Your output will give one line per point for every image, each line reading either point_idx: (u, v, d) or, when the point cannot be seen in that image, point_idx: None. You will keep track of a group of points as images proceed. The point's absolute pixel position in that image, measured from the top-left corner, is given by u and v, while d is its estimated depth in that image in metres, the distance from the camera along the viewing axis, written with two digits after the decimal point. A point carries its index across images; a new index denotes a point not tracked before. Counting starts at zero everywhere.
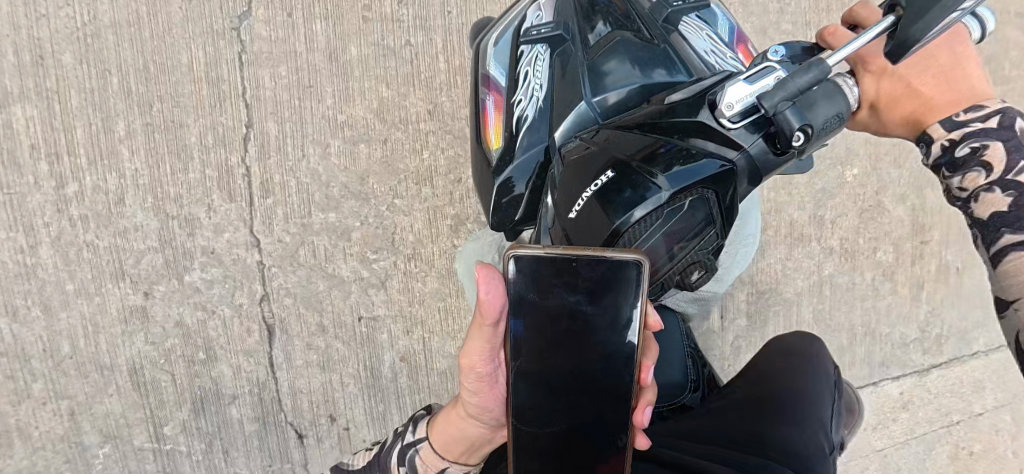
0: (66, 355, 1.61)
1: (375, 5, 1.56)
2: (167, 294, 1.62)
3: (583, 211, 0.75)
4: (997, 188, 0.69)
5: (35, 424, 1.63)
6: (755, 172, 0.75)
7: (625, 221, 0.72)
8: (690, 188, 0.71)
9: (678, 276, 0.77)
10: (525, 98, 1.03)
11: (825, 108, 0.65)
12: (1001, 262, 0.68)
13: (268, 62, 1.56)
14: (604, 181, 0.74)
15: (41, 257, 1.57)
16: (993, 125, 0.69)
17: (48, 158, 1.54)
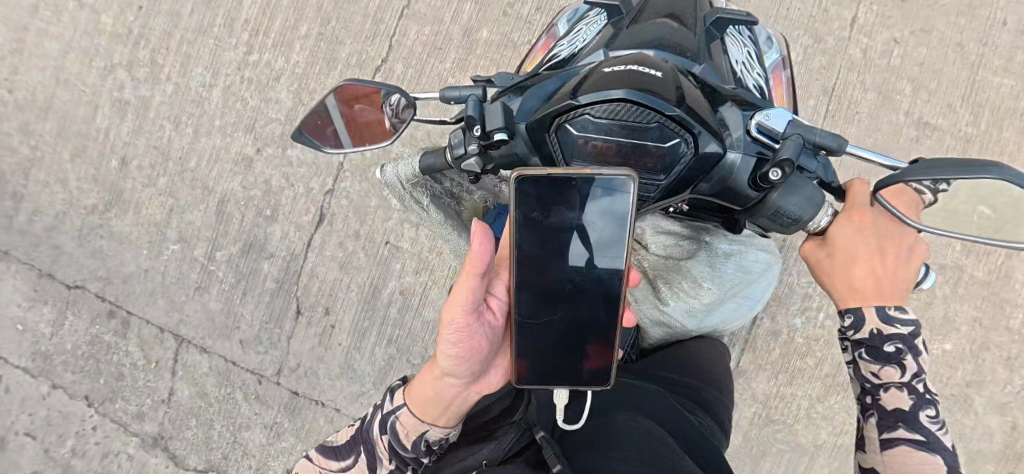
0: (189, 169, 2.02)
1: (516, 5, 1.87)
2: (270, 156, 1.98)
3: (619, 70, 0.82)
4: (903, 389, 0.90)
5: (147, 206, 2.05)
6: (720, 176, 0.90)
7: (631, 98, 0.79)
8: (681, 128, 0.80)
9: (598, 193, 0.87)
10: (564, 44, 1.21)
11: (797, 196, 0.87)
12: (890, 445, 0.90)
13: (419, 20, 1.92)
14: (648, 72, 0.83)
15: (211, 95, 2.01)
16: (906, 332, 0.89)
17: (251, 32, 1.99)
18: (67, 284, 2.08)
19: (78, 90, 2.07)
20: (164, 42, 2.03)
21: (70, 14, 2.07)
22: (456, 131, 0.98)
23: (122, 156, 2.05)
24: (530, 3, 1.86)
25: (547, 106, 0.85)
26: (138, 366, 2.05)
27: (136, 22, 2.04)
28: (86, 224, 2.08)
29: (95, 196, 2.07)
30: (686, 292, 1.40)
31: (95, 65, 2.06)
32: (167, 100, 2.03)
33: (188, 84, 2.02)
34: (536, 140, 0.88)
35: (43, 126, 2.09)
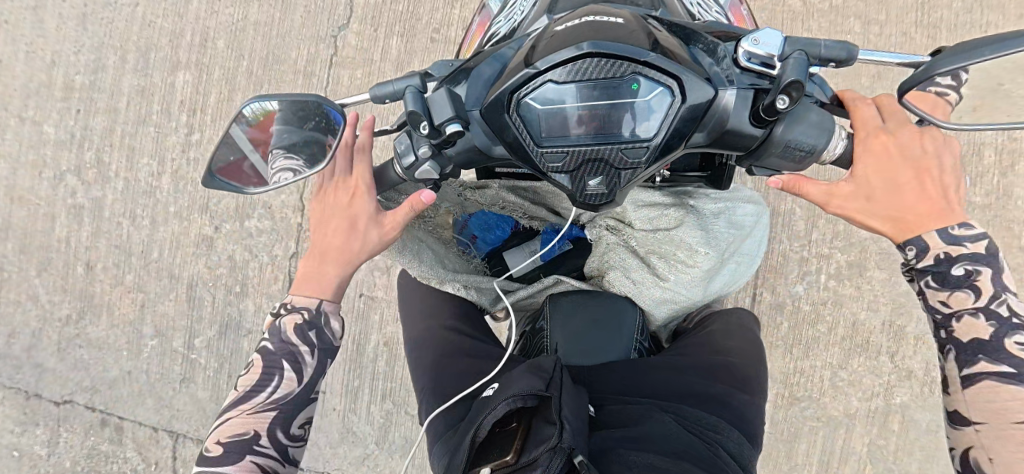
0: (153, 260, 1.98)
1: (443, 29, 1.84)
2: (230, 231, 1.93)
3: (575, 27, 0.68)
4: (980, 314, 0.76)
5: (119, 306, 2.01)
6: (722, 125, 0.70)
7: (599, 49, 0.62)
8: (663, 71, 0.63)
9: (578, 186, 0.70)
10: (507, 21, 1.06)
11: (803, 125, 0.71)
12: (970, 386, 0.77)
13: (349, 65, 1.88)
14: (608, 22, 0.68)
15: (162, 183, 1.97)
16: (982, 250, 0.76)
17: (188, 112, 1.95)
18: (55, 401, 2.04)
19: (33, 205, 2.05)
20: (106, 139, 2.00)
21: (12, 131, 2.06)
22: (400, 137, 0.82)
23: (85, 261, 2.02)
24: (457, 23, 1.83)
25: (500, 84, 0.68)
26: (140, 470, 1.99)
27: (77, 127, 2.02)
28: (63, 336, 2.05)
29: (67, 306, 2.04)
30: (683, 263, 1.13)
31: (45, 176, 2.04)
32: (120, 196, 2.00)
33: (136, 176, 1.99)
34: (496, 127, 0.70)
35: (5, 246, 2.07)
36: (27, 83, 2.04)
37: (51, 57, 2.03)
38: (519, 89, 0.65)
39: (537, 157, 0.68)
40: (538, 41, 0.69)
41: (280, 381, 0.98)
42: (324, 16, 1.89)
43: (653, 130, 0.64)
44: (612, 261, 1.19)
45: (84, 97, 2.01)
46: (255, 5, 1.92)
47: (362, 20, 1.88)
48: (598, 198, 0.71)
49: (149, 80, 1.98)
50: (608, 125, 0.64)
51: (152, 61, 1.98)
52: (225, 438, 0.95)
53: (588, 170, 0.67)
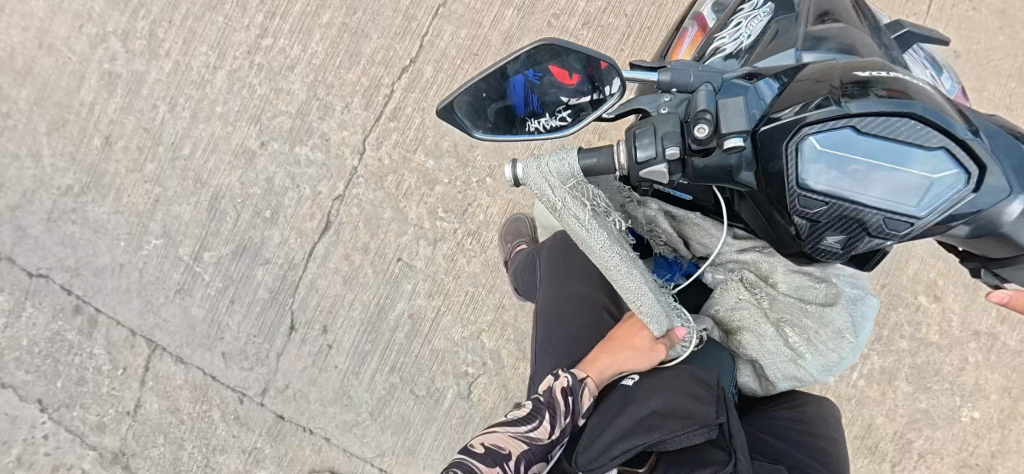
0: (182, 157, 1.79)
1: (563, 17, 1.71)
2: (276, 152, 1.76)
3: (889, 80, 0.53)
4: None
5: (130, 193, 1.82)
6: (985, 228, 0.54)
7: (918, 112, 0.48)
8: (982, 156, 0.48)
9: (816, 241, 0.53)
10: (725, 44, 0.87)
11: None
12: None
13: (454, 21, 1.73)
14: (923, 89, 0.53)
15: (215, 78, 1.77)
16: None
17: (266, 14, 1.75)
18: (29, 271, 1.85)
19: (63, 57, 1.80)
20: (166, 13, 1.77)
21: None
22: (642, 127, 0.60)
23: (105, 134, 1.81)
24: (579, 15, 1.71)
25: (779, 114, 0.55)
26: (103, 371, 1.83)
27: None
28: (58, 207, 1.84)
29: (70, 177, 1.82)
30: (826, 345, 0.89)
31: (85, 31, 1.79)
32: (165, 78, 1.78)
33: (188, 62, 1.78)
34: (764, 158, 0.55)
35: (19, 92, 1.82)
36: None
37: None
38: (807, 124, 0.50)
39: (788, 197, 0.52)
40: (834, 81, 0.54)
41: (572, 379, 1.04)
42: None
43: (938, 208, 0.47)
44: (742, 320, 0.95)
45: None
46: None
47: None
48: (829, 259, 0.55)
49: None
50: (888, 187, 0.47)
51: None
52: (487, 442, 0.88)
53: (835, 227, 0.51)
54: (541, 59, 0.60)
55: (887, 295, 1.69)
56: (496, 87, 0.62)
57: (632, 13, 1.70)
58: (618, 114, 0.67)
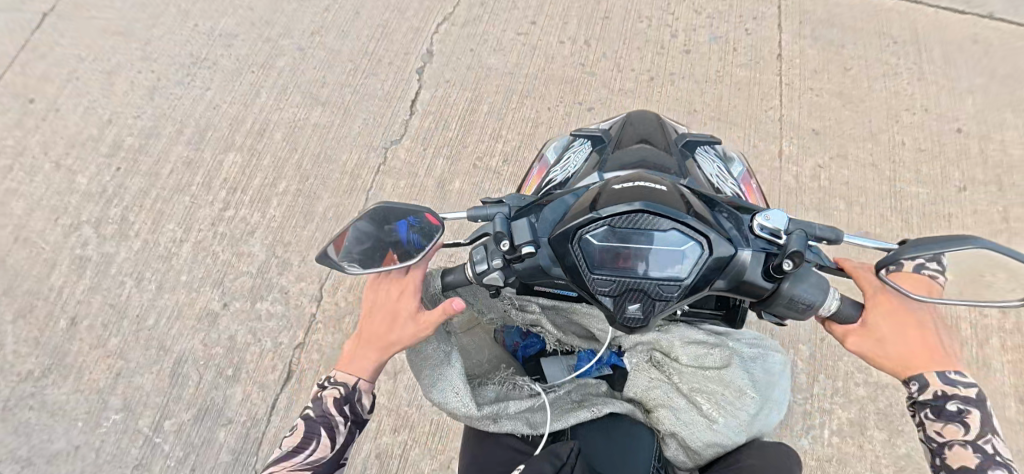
0: (146, 328, 1.70)
1: (484, 159, 1.86)
2: (236, 312, 1.77)
3: (631, 185, 0.74)
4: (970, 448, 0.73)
5: (92, 370, 1.66)
6: (737, 276, 0.75)
7: (650, 207, 0.69)
8: (700, 230, 0.69)
9: (616, 309, 0.70)
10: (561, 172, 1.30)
11: (803, 282, 0.76)
12: None
13: (393, 175, 1.87)
14: (655, 185, 0.75)
15: (181, 250, 1.79)
16: (970, 392, 0.75)
17: (228, 189, 1.85)
18: None
19: (35, 248, 1.78)
20: (135, 200, 1.82)
21: (43, 173, 1.85)
22: (476, 249, 0.85)
23: (70, 316, 1.69)
24: (498, 156, 1.86)
25: (567, 220, 0.73)
26: None
27: (112, 181, 1.84)
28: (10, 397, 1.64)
29: (31, 363, 1.69)
30: (728, 404, 1.11)
31: (60, 222, 1.80)
32: (133, 257, 1.76)
33: (157, 239, 1.79)
34: (559, 256, 0.73)
35: None
36: (75, 134, 1.90)
37: (109, 112, 1.93)
38: (580, 227, 0.70)
39: (589, 280, 0.70)
40: (597, 193, 0.75)
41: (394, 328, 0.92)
42: (382, 127, 1.91)
43: (686, 270, 0.68)
44: (658, 397, 1.11)
45: (129, 158, 1.87)
46: (318, 109, 1.92)
47: (414, 138, 1.90)
48: (635, 323, 0.71)
49: (198, 152, 1.88)
50: (647, 263, 0.67)
51: (208, 137, 1.89)
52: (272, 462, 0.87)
53: (630, 298, 0.69)
54: (404, 214, 0.79)
55: (829, 347, 1.81)
56: (358, 237, 0.80)
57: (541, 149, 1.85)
58: (472, 240, 0.90)
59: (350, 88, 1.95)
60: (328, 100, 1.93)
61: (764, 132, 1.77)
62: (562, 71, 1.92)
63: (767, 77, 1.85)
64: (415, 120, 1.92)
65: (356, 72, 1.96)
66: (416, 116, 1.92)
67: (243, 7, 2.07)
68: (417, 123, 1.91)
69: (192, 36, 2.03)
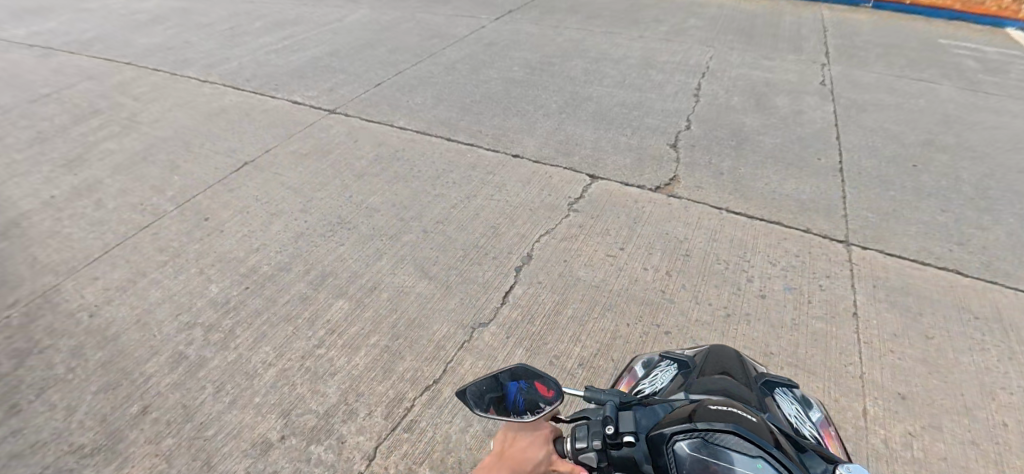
0: (203, 438, 1.63)
1: (561, 357, 1.86)
2: (289, 448, 1.64)
3: (726, 410, 0.69)
4: None
5: (133, 463, 1.54)
6: None
7: (741, 434, 0.62)
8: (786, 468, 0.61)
9: None
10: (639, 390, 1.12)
11: None
12: None
13: (475, 352, 1.92)
14: (747, 416, 0.69)
15: (265, 373, 1.82)
16: None
17: (327, 330, 1.96)
18: None
19: (149, 334, 1.86)
20: (246, 318, 1.95)
21: (186, 276, 2.06)
22: (580, 425, 0.76)
23: (144, 405, 1.68)
24: (575, 357, 1.86)
25: (662, 425, 0.68)
26: None
27: (237, 297, 2.01)
28: (58, 463, 1.50)
29: (85, 437, 1.58)
30: None
31: (179, 319, 1.91)
32: (223, 367, 1.81)
33: (249, 357, 1.85)
34: (650, 457, 0.67)
35: (56, 350, 1.78)
36: (225, 254, 2.16)
37: (258, 244, 2.22)
38: (672, 433, 0.65)
39: None
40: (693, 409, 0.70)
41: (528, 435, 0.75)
42: (474, 309, 2.05)
43: None
44: None
45: (258, 282, 2.07)
46: (424, 282, 2.14)
47: (500, 325, 2.00)
48: None
49: (315, 293, 2.06)
50: None
51: (327, 283, 2.10)
52: None
53: None
54: (521, 375, 0.80)
55: None
56: (487, 384, 0.79)
57: (619, 359, 1.85)
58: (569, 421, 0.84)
59: (454, 271, 2.18)
60: (433, 277, 2.16)
61: (845, 387, 1.76)
62: (643, 292, 2.09)
63: (844, 334, 1.94)
64: (505, 309, 2.05)
65: (465, 260, 2.22)
66: (507, 306, 2.06)
67: (391, 191, 2.52)
68: (507, 311, 2.05)
69: (344, 204, 2.44)
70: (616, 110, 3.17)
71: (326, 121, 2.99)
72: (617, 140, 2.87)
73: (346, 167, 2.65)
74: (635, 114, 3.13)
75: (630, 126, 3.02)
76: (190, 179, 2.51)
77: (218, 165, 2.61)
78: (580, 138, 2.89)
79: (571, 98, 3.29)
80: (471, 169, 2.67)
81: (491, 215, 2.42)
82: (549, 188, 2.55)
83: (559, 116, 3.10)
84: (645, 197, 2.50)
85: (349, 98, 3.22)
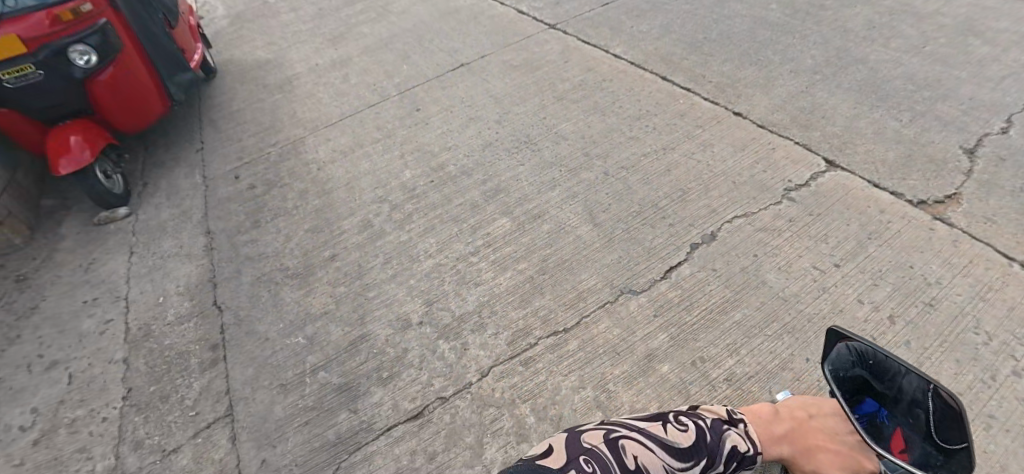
0: (363, 297, 1.93)
1: (709, 363, 1.64)
2: (423, 334, 1.83)
3: None
4: None
5: (314, 297, 1.92)
6: None
7: None
8: None
9: None
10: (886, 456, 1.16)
11: None
12: None
13: (613, 315, 1.81)
14: None
15: (424, 262, 2.02)
16: None
17: (485, 243, 2.06)
18: (165, 295, 1.93)
19: (351, 199, 2.21)
20: (425, 210, 2.17)
21: (388, 158, 2.36)
22: None
23: (333, 253, 2.04)
24: (723, 368, 1.62)
25: None
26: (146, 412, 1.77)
27: (423, 187, 2.25)
28: (269, 274, 1.98)
29: (289, 261, 2.02)
30: None
31: (376, 193, 2.23)
32: (395, 244, 2.07)
33: (416, 244, 2.07)
34: None
35: (291, 190, 2.25)
36: (426, 148, 2.39)
37: (451, 143, 2.41)
38: None
39: None
40: None
41: (696, 464, 1.10)
42: (629, 273, 1.91)
43: None
44: None
45: (441, 180, 2.27)
46: (588, 226, 2.06)
47: (651, 300, 1.83)
48: None
49: (485, 205, 2.17)
50: None
51: (499, 198, 2.19)
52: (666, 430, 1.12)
53: None
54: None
55: None
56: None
57: (772, 391, 1.53)
58: None
59: (620, 225, 2.04)
60: (599, 224, 2.06)
61: None
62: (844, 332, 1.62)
63: None
64: (662, 284, 1.86)
65: (638, 218, 2.05)
66: (666, 283, 1.86)
67: (584, 122, 2.41)
68: (661, 289, 1.85)
69: (536, 124, 2.44)
70: (903, 77, 2.37)
71: (545, 35, 2.93)
72: (882, 123, 2.17)
73: (550, 88, 2.59)
74: (925, 94, 2.27)
75: (916, 99, 2.25)
76: (415, 70, 2.80)
77: (439, 62, 2.83)
78: (831, 108, 2.27)
79: (835, 54, 2.55)
80: (678, 116, 2.37)
81: (683, 177, 2.15)
82: (766, 162, 2.12)
83: (811, 74, 2.45)
84: (897, 208, 1.89)
85: (573, 15, 3.05)
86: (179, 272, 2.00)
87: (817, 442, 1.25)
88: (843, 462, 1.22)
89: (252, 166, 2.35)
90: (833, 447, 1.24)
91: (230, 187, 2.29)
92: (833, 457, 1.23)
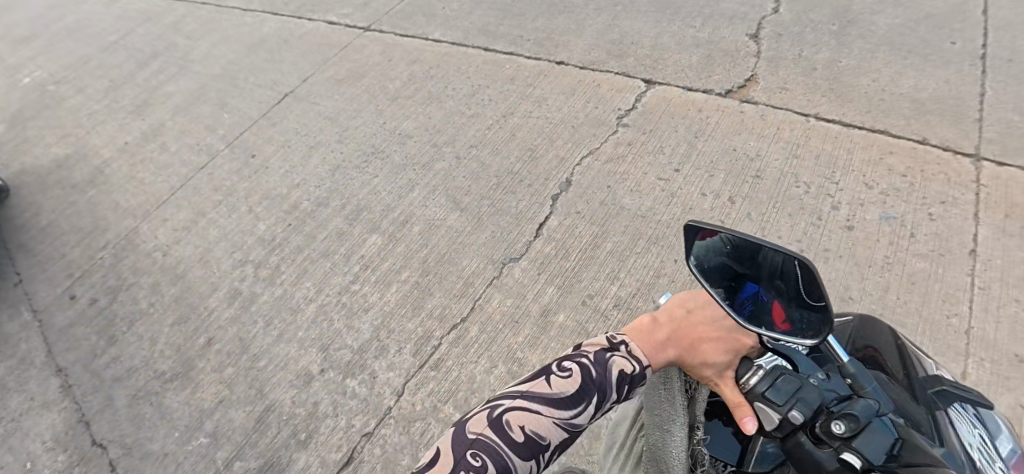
0: (254, 371, 1.83)
1: (597, 301, 1.73)
2: (328, 379, 1.77)
3: None
4: None
5: (205, 387, 1.82)
6: None
7: None
8: None
9: None
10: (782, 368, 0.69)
11: None
12: None
13: (502, 288, 1.84)
14: None
15: (306, 308, 1.95)
16: None
17: (361, 266, 2.01)
18: (35, 454, 1.73)
19: (211, 272, 2.09)
20: (292, 255, 2.08)
21: (237, 216, 2.23)
22: None
23: (208, 338, 1.93)
24: (612, 302, 1.71)
25: None
26: None
27: (282, 234, 2.14)
28: (145, 387, 1.84)
29: (165, 366, 1.88)
30: None
31: (236, 256, 2.12)
32: (271, 302, 1.98)
33: (292, 293, 1.99)
34: None
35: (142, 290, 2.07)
36: (274, 189, 2.28)
37: (299, 179, 2.29)
38: None
39: None
40: None
41: (591, 404, 0.71)
42: (506, 244, 1.94)
43: None
44: None
45: (299, 218, 2.17)
46: (456, 215, 2.05)
47: (531, 261, 1.88)
48: None
49: (351, 227, 2.11)
50: None
51: (362, 216, 2.13)
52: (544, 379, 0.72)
53: None
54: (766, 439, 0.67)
55: None
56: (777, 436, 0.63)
57: None
58: None
59: (484, 205, 2.05)
60: (466, 209, 2.06)
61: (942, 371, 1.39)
62: None
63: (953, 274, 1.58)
64: (537, 246, 1.90)
65: (499, 190, 2.08)
66: (541, 240, 1.91)
67: (424, 114, 2.38)
68: (538, 249, 1.89)
69: (378, 130, 2.37)
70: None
71: (361, 41, 2.83)
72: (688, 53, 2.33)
73: (380, 91, 2.52)
74: None
75: (699, 13, 2.55)
76: (236, 114, 2.62)
77: (261, 97, 2.66)
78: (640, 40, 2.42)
79: None
80: (509, 82, 2.39)
81: (529, 136, 2.20)
82: (595, 99, 2.26)
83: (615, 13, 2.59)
84: (711, 102, 2.16)
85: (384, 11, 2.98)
86: (39, 427, 1.79)
87: (698, 333, 0.70)
88: (732, 352, 0.68)
89: (87, 279, 2.13)
90: (715, 334, 0.70)
91: (70, 311, 2.06)
92: (720, 346, 0.69)
